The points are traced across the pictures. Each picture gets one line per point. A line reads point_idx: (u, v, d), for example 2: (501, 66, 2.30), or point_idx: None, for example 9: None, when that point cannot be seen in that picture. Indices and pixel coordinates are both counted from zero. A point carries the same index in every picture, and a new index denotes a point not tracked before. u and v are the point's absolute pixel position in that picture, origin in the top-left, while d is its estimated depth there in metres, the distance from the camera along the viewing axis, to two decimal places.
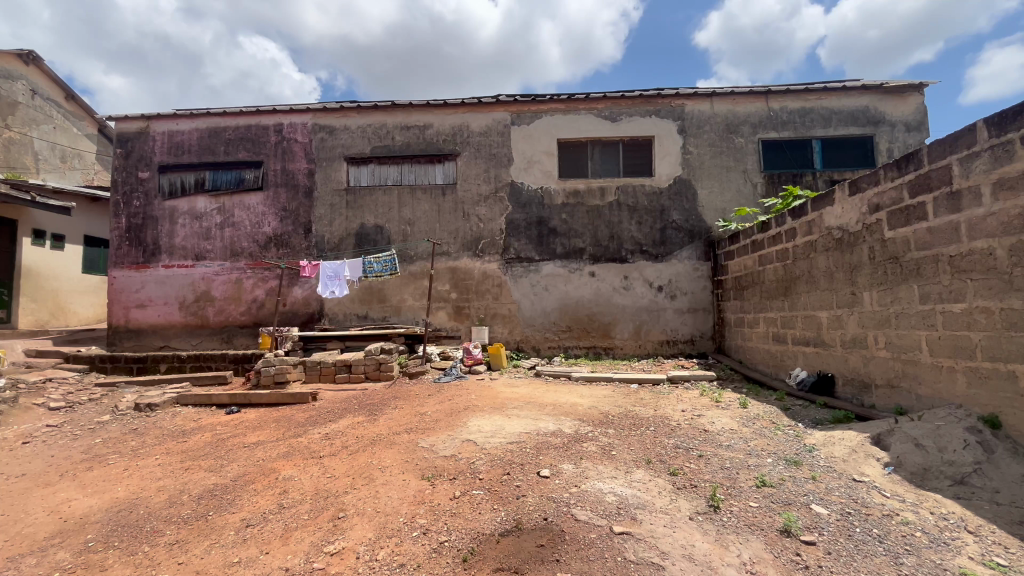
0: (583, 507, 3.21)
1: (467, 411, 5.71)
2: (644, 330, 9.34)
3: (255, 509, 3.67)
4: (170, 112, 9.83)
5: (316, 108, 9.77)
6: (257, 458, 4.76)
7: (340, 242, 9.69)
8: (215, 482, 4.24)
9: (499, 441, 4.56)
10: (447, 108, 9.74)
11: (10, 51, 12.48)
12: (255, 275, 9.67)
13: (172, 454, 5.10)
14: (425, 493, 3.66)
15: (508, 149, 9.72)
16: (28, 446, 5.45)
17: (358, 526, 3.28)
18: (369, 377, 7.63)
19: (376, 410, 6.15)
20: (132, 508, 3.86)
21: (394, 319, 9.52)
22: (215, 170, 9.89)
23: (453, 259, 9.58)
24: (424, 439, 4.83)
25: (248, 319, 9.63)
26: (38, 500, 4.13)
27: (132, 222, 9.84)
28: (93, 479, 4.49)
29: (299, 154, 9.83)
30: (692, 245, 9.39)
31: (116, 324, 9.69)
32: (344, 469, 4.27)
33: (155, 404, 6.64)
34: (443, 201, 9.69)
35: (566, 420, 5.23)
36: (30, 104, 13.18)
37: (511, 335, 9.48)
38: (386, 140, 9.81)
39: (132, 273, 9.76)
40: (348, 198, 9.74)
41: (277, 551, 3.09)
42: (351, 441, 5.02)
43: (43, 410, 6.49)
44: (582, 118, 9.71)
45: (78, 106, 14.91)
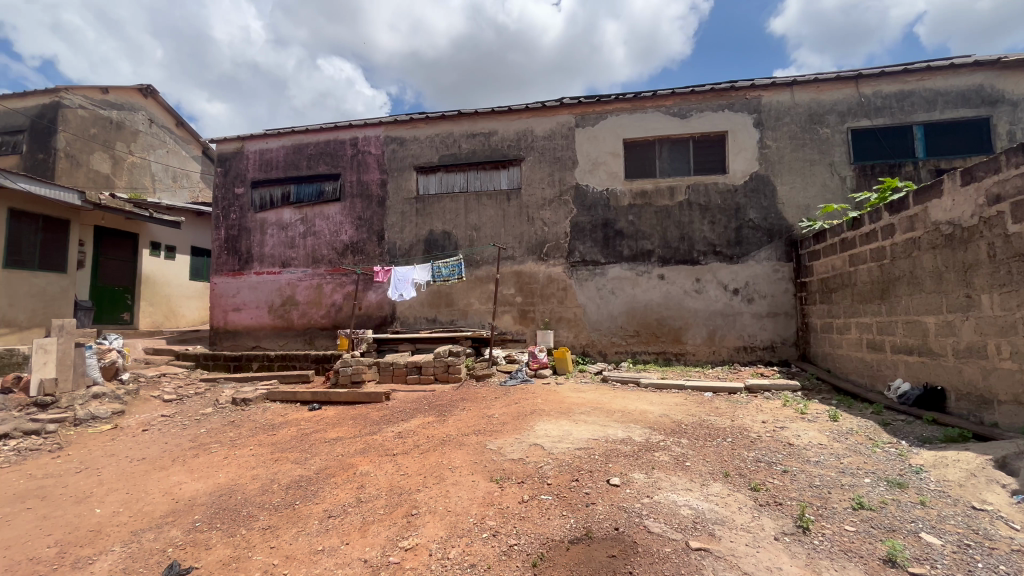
0: (657, 519, 3.10)
1: (534, 416, 5.72)
2: (718, 335, 8.86)
3: (336, 502, 3.90)
4: (260, 132, 10.76)
5: (387, 121, 10.27)
6: (337, 453, 5.05)
7: (410, 248, 10.09)
8: (300, 474, 4.55)
9: (566, 447, 4.51)
10: (512, 114, 9.86)
11: (132, 87, 14.25)
12: (334, 281, 10.32)
13: (263, 446, 5.54)
14: (494, 494, 3.70)
15: (572, 152, 9.65)
16: (147, 432, 6.18)
17: (430, 523, 3.38)
18: (438, 378, 7.88)
19: (445, 410, 6.33)
20: (230, 494, 4.24)
21: (461, 322, 9.77)
22: (299, 183, 10.68)
23: (518, 264, 9.65)
24: (491, 441, 4.89)
25: (328, 321, 10.29)
26: (156, 481, 4.65)
27: (230, 234, 10.88)
28: (199, 465, 5.00)
29: (373, 165, 10.37)
30: (771, 245, 8.80)
31: (217, 326, 10.73)
32: (416, 468, 4.41)
33: (249, 399, 7.27)
34: (508, 205, 9.79)
35: (635, 428, 5.08)
36: (148, 132, 14.97)
37: (577, 339, 9.37)
38: (453, 148, 10.10)
39: (230, 280, 10.77)
40: (417, 206, 10.13)
41: (356, 543, 3.25)
42: (422, 441, 5.18)
43: (158, 401, 7.32)
44: (650, 116, 9.41)
45: (186, 132, 16.71)
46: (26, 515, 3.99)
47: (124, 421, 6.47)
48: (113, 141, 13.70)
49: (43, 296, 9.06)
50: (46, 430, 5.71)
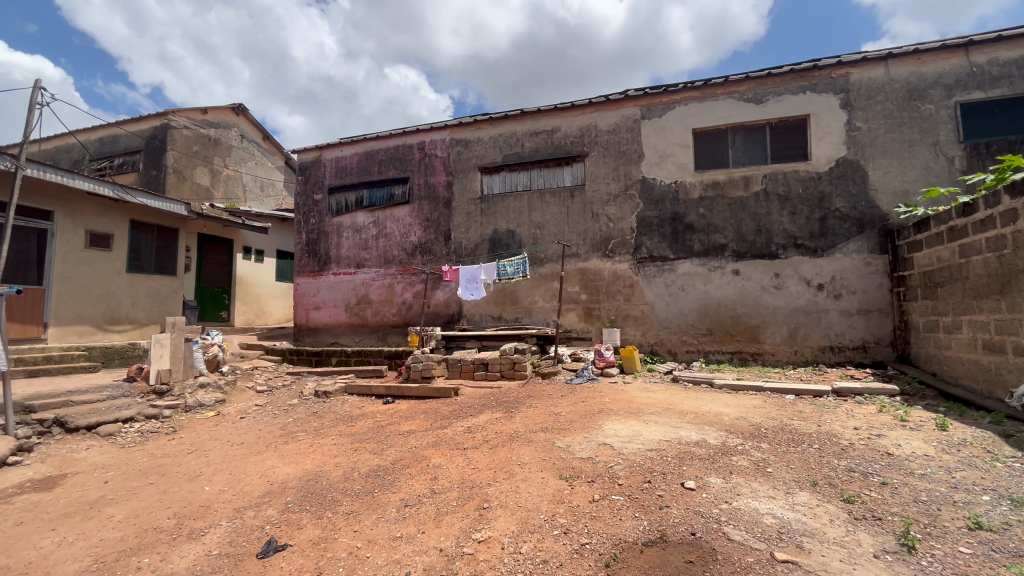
0: (737, 527, 2.95)
1: (602, 414, 5.64)
2: (800, 334, 8.26)
3: (411, 491, 4.08)
4: (336, 141, 11.43)
5: (452, 124, 10.55)
6: (411, 446, 5.28)
7: (475, 247, 10.30)
8: (378, 464, 4.81)
9: (637, 447, 4.41)
10: (575, 110, 9.77)
11: (225, 106, 15.69)
12: (404, 280, 10.76)
13: (344, 436, 5.91)
14: (564, 492, 3.70)
15: (638, 145, 9.39)
16: (244, 419, 6.80)
17: (501, 517, 3.44)
18: (504, 375, 7.99)
19: (512, 407, 6.41)
20: (316, 479, 4.57)
21: (526, 320, 9.83)
22: (371, 188, 11.24)
23: (583, 261, 9.55)
24: (559, 439, 4.89)
25: (399, 319, 10.76)
26: (254, 464, 5.11)
27: (310, 237, 11.70)
28: (289, 452, 5.43)
29: (439, 168, 10.69)
30: (862, 236, 8.06)
31: (300, 323, 11.57)
32: (486, 462, 4.51)
33: (330, 392, 7.78)
34: (571, 202, 9.72)
35: (709, 431, 4.86)
36: (239, 146, 16.43)
37: (645, 338, 9.12)
38: (516, 147, 10.18)
39: (311, 281, 11.57)
40: (482, 206, 10.32)
41: (431, 532, 3.38)
42: (491, 436, 5.28)
43: (252, 392, 8.02)
44: (721, 104, 8.93)
45: (272, 144, 18.15)
46: (150, 489, 4.53)
47: (225, 409, 7.16)
48: (211, 156, 15.17)
49: (158, 297, 10.23)
50: (163, 415, 6.45)
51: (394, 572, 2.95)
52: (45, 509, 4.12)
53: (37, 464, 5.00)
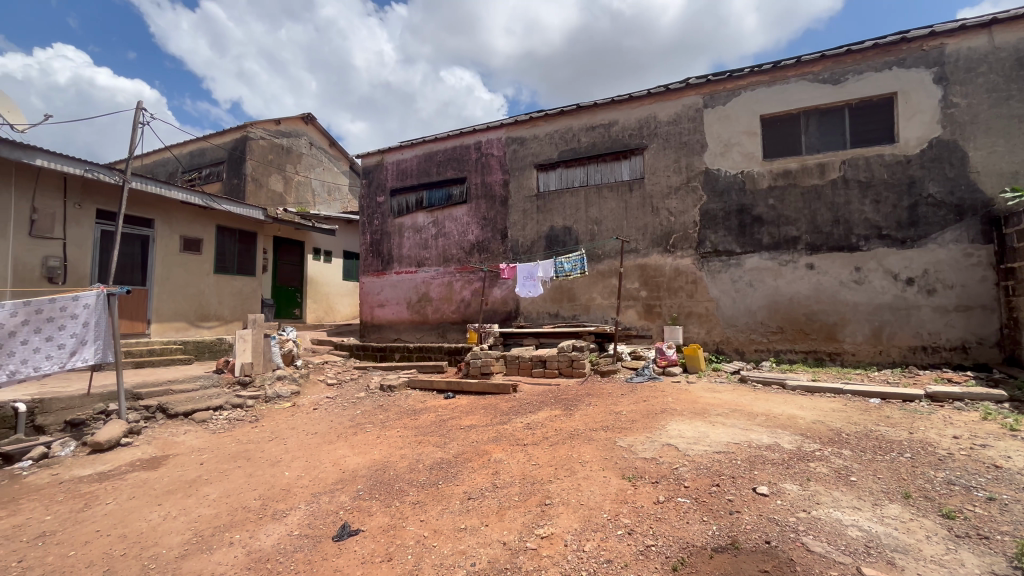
0: (817, 538, 2.77)
1: (664, 414, 5.49)
2: (886, 333, 7.59)
3: (474, 484, 4.18)
4: (397, 144, 11.85)
5: (508, 123, 10.62)
6: (472, 440, 5.39)
7: (532, 244, 10.33)
8: (441, 457, 4.96)
9: (703, 449, 4.25)
10: (633, 102, 9.52)
11: (296, 116, 16.71)
12: (463, 278, 10.99)
13: (408, 428, 6.14)
14: (627, 492, 3.64)
15: (700, 135, 9.01)
16: (317, 410, 7.24)
17: (564, 514, 3.44)
18: (562, 373, 7.97)
19: (571, 404, 6.38)
20: (384, 469, 4.78)
21: (584, 317, 9.73)
22: (430, 189, 11.57)
23: (642, 257, 9.31)
24: (621, 438, 4.80)
25: (458, 316, 11.01)
26: (327, 452, 5.44)
27: (374, 238, 12.23)
28: (358, 442, 5.72)
29: (496, 166, 10.81)
30: (961, 225, 7.27)
31: (366, 320, 12.13)
32: (547, 459, 4.52)
33: (394, 386, 8.11)
34: (630, 197, 9.49)
35: (782, 434, 4.59)
36: (309, 154, 17.46)
37: (709, 336, 8.75)
38: (572, 143, 10.08)
39: (375, 280, 12.10)
40: (538, 203, 10.32)
41: (494, 525, 3.44)
42: (551, 433, 5.29)
43: (324, 384, 8.53)
44: (793, 87, 8.37)
45: (338, 151, 19.13)
46: (239, 471, 4.95)
47: (300, 400, 7.66)
48: (284, 164, 16.23)
49: (240, 296, 11.11)
50: (247, 405, 7.01)
51: (460, 562, 3.04)
52: (152, 485, 4.61)
53: (144, 445, 5.60)
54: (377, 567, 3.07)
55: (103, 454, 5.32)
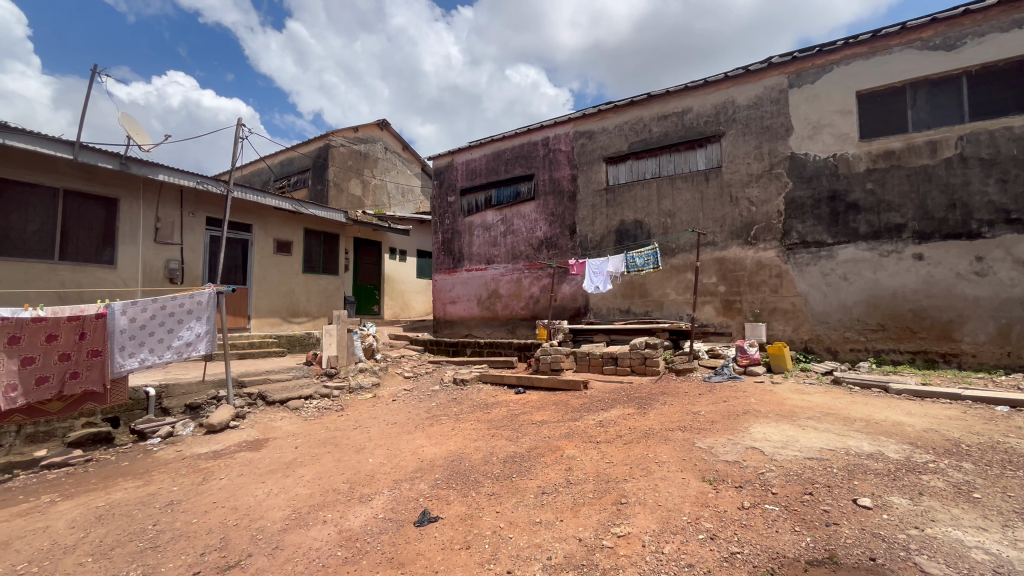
0: (933, 558, 2.50)
1: (747, 416, 5.19)
2: (1016, 332, 6.63)
3: (548, 479, 4.20)
4: (466, 145, 12.14)
5: (576, 117, 10.50)
6: (544, 435, 5.42)
7: (601, 239, 10.15)
8: (514, 451, 5.04)
9: (792, 455, 3.96)
10: (709, 87, 9.04)
11: (372, 123, 17.63)
12: (532, 275, 11.05)
13: (481, 422, 6.30)
14: (708, 495, 3.48)
15: (786, 117, 8.36)
16: (395, 402, 7.63)
17: (641, 514, 3.36)
18: (635, 370, 7.79)
19: (645, 403, 6.22)
20: (459, 460, 4.95)
21: (656, 313, 9.42)
22: (498, 187, 11.73)
23: (720, 250, 8.84)
24: (700, 439, 4.61)
25: (527, 312, 11.09)
26: (406, 442, 5.72)
27: (446, 237, 12.64)
28: (435, 433, 5.96)
29: (564, 162, 10.74)
30: None
31: (438, 317, 12.58)
32: (621, 457, 4.44)
33: (466, 379, 8.35)
34: (706, 187, 9.03)
35: (886, 442, 4.17)
36: (384, 158, 18.37)
37: (797, 334, 8.13)
38: (643, 134, 9.76)
39: (447, 277, 12.50)
40: (608, 197, 10.11)
41: (569, 521, 3.44)
42: (624, 432, 5.19)
43: (401, 377, 8.97)
44: (896, 57, 7.53)
45: (410, 154, 19.95)
46: (328, 456, 5.34)
47: (380, 392, 8.11)
48: (362, 169, 17.20)
49: (326, 293, 11.96)
50: (334, 395, 7.54)
51: (536, 555, 3.07)
52: (256, 465, 5.10)
53: (248, 428, 6.22)
54: (456, 554, 3.18)
55: (216, 435, 5.97)
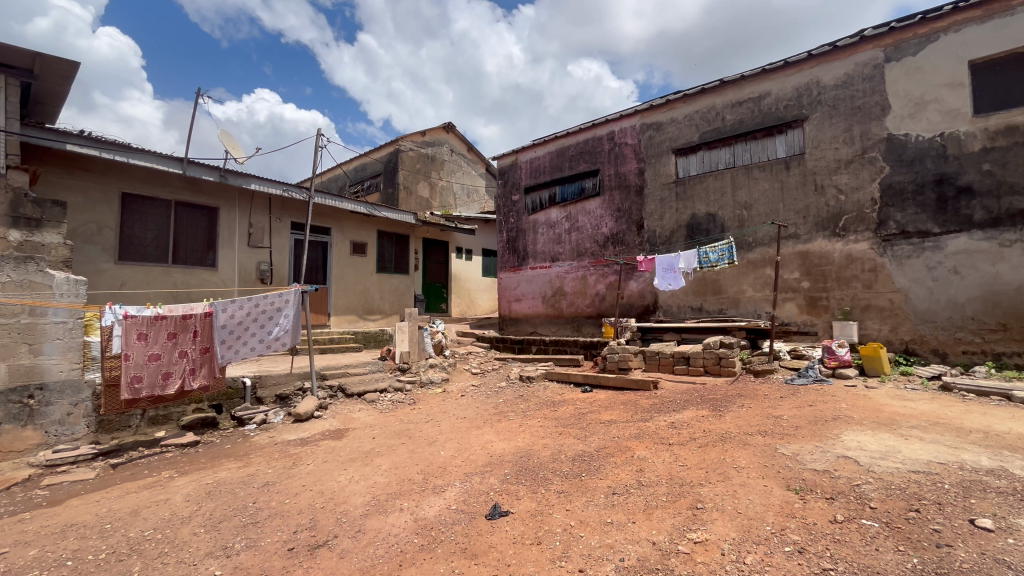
0: None
1: (838, 422, 4.79)
2: None
3: (618, 480, 4.13)
4: (530, 143, 12.17)
5: (642, 109, 10.19)
6: (613, 435, 5.33)
7: (671, 234, 9.79)
8: (583, 449, 5.00)
9: (893, 467, 3.61)
10: (791, 67, 8.42)
11: (439, 127, 18.18)
12: (598, 272, 10.89)
13: (549, 419, 6.31)
14: (794, 506, 3.26)
15: (881, 95, 7.59)
16: (464, 397, 7.84)
17: (719, 521, 3.21)
18: (708, 371, 7.46)
19: (720, 405, 5.92)
20: (528, 456, 4.99)
21: (732, 311, 8.94)
22: (563, 184, 11.66)
23: (803, 243, 8.21)
24: (783, 445, 4.32)
25: (593, 310, 10.95)
26: (476, 436, 5.86)
27: (511, 235, 12.79)
28: (503, 429, 6.05)
29: (630, 155, 10.45)
30: None
31: (504, 314, 12.76)
32: (695, 461, 4.26)
33: (532, 377, 8.40)
34: (787, 175, 8.42)
35: (1009, 457, 3.68)
36: (450, 160, 18.88)
37: (895, 334, 7.37)
38: (716, 122, 9.27)
39: (512, 275, 12.65)
40: (677, 190, 9.72)
41: (642, 523, 3.36)
42: (699, 434, 4.98)
43: (469, 373, 9.20)
44: (1020, 19, 6.60)
45: (475, 155, 20.35)
46: (403, 447, 5.60)
47: (449, 387, 8.37)
48: (429, 172, 17.79)
49: (398, 292, 12.52)
50: (406, 389, 7.89)
51: (608, 555, 3.03)
52: (339, 453, 5.46)
53: (331, 418, 6.67)
54: (528, 549, 3.22)
55: (303, 424, 6.46)
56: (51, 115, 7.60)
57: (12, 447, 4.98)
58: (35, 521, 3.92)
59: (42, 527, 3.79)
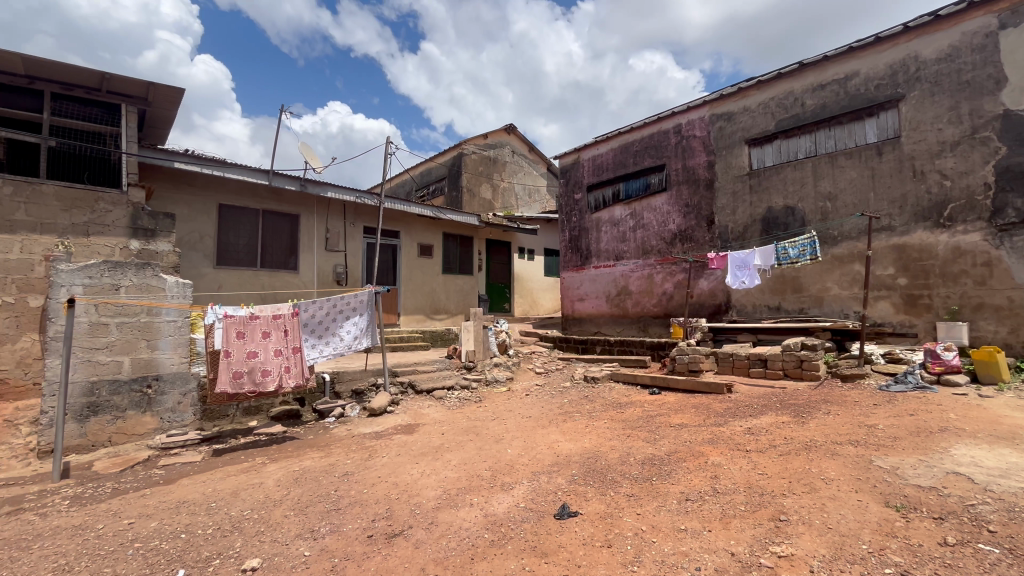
0: None
1: (945, 434, 4.30)
2: None
3: (691, 486, 3.97)
4: (592, 140, 12.00)
5: (712, 99, 9.73)
6: (685, 439, 5.14)
7: (745, 229, 9.27)
8: (652, 453, 4.86)
9: (1016, 487, 3.19)
10: (883, 43, 7.68)
11: (500, 129, 18.43)
12: (665, 270, 10.54)
13: (616, 421, 6.20)
14: (895, 524, 2.97)
15: (995, 67, 6.74)
16: (528, 396, 7.88)
17: (806, 536, 3.00)
18: (788, 375, 6.98)
19: (803, 411, 5.53)
20: (595, 458, 4.93)
21: (815, 310, 8.31)
22: (627, 181, 11.40)
23: (900, 235, 7.46)
24: (879, 457, 3.95)
25: (660, 310, 10.61)
26: (541, 436, 5.87)
27: (573, 234, 12.70)
28: (569, 429, 6.03)
29: (699, 148, 10.01)
30: None
31: (567, 314, 12.70)
32: (777, 470, 4.01)
33: (597, 377, 8.29)
34: (879, 162, 7.69)
35: None
36: (511, 161, 19.07)
37: (1015, 336, 6.50)
38: (795, 108, 8.65)
39: (575, 275, 12.56)
40: (752, 182, 9.19)
41: (719, 532, 3.21)
42: (780, 441, 4.68)
43: (533, 372, 9.24)
44: None
45: (536, 155, 20.40)
46: (471, 443, 5.74)
47: (513, 385, 8.46)
48: (492, 173, 18.07)
49: (462, 292, 12.84)
50: (472, 387, 8.08)
51: (683, 564, 2.93)
52: (411, 447, 5.69)
53: (402, 413, 6.97)
54: (598, 551, 3.18)
55: (377, 418, 6.80)
56: (160, 137, 8.53)
57: (135, 430, 5.64)
58: (155, 496, 4.42)
59: (160, 502, 4.28)
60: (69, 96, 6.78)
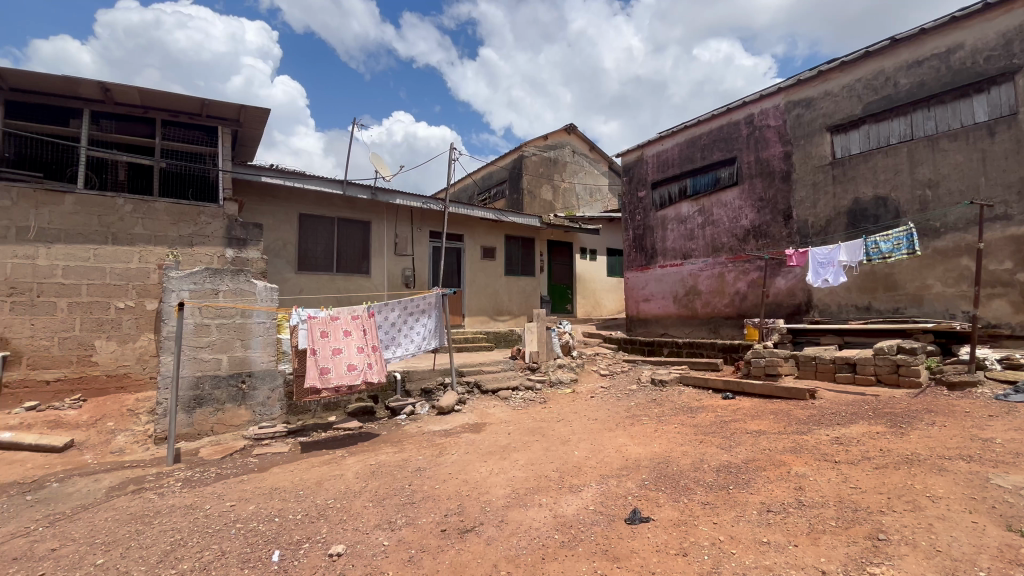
0: None
1: None
2: None
3: (773, 497, 3.74)
4: (656, 136, 11.65)
5: (788, 85, 9.12)
6: (764, 447, 4.85)
7: (828, 223, 8.60)
8: (728, 461, 4.63)
9: None
10: (994, 10, 6.84)
11: (560, 130, 18.37)
12: (737, 269, 10.02)
13: (686, 426, 5.97)
14: (1020, 551, 2.64)
15: None
16: (594, 398, 7.79)
17: (910, 558, 2.73)
18: (882, 381, 6.39)
19: (902, 421, 5.03)
20: (666, 463, 4.78)
21: (913, 310, 7.54)
22: (694, 176, 10.95)
23: (1018, 225, 6.61)
24: (998, 475, 3.52)
25: (732, 310, 10.09)
26: (607, 439, 5.78)
27: (637, 233, 12.40)
28: (637, 433, 5.88)
29: (774, 139, 9.42)
30: None
31: (632, 314, 12.40)
32: (872, 484, 3.68)
33: (666, 380, 8.03)
34: (991, 143, 6.86)
35: None
36: (572, 161, 18.95)
37: None
38: (885, 89, 7.90)
39: (640, 275, 12.25)
40: (836, 172, 8.50)
41: (807, 548, 3.00)
42: (874, 453, 4.29)
43: (598, 374, 9.11)
44: None
45: (597, 153, 20.13)
46: (537, 444, 5.77)
47: (578, 387, 8.40)
48: (552, 174, 18.05)
49: (525, 293, 12.93)
50: (537, 388, 8.11)
51: None
52: (479, 446, 5.81)
53: (469, 412, 7.14)
54: (673, 559, 3.09)
55: (446, 416, 7.01)
56: (250, 155, 9.34)
57: (232, 422, 6.22)
58: (250, 482, 4.84)
59: (255, 488, 4.68)
60: (175, 122, 7.63)
